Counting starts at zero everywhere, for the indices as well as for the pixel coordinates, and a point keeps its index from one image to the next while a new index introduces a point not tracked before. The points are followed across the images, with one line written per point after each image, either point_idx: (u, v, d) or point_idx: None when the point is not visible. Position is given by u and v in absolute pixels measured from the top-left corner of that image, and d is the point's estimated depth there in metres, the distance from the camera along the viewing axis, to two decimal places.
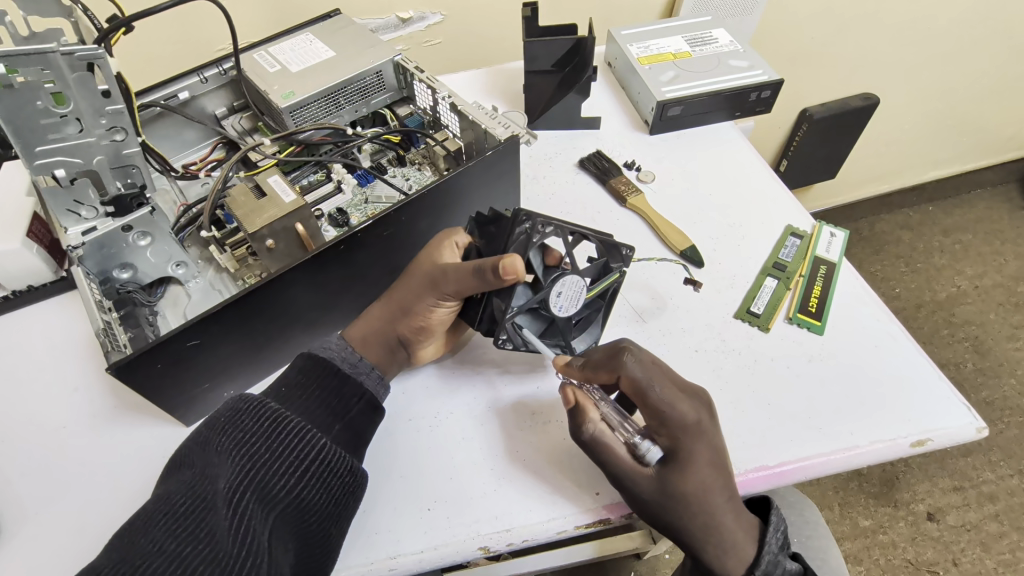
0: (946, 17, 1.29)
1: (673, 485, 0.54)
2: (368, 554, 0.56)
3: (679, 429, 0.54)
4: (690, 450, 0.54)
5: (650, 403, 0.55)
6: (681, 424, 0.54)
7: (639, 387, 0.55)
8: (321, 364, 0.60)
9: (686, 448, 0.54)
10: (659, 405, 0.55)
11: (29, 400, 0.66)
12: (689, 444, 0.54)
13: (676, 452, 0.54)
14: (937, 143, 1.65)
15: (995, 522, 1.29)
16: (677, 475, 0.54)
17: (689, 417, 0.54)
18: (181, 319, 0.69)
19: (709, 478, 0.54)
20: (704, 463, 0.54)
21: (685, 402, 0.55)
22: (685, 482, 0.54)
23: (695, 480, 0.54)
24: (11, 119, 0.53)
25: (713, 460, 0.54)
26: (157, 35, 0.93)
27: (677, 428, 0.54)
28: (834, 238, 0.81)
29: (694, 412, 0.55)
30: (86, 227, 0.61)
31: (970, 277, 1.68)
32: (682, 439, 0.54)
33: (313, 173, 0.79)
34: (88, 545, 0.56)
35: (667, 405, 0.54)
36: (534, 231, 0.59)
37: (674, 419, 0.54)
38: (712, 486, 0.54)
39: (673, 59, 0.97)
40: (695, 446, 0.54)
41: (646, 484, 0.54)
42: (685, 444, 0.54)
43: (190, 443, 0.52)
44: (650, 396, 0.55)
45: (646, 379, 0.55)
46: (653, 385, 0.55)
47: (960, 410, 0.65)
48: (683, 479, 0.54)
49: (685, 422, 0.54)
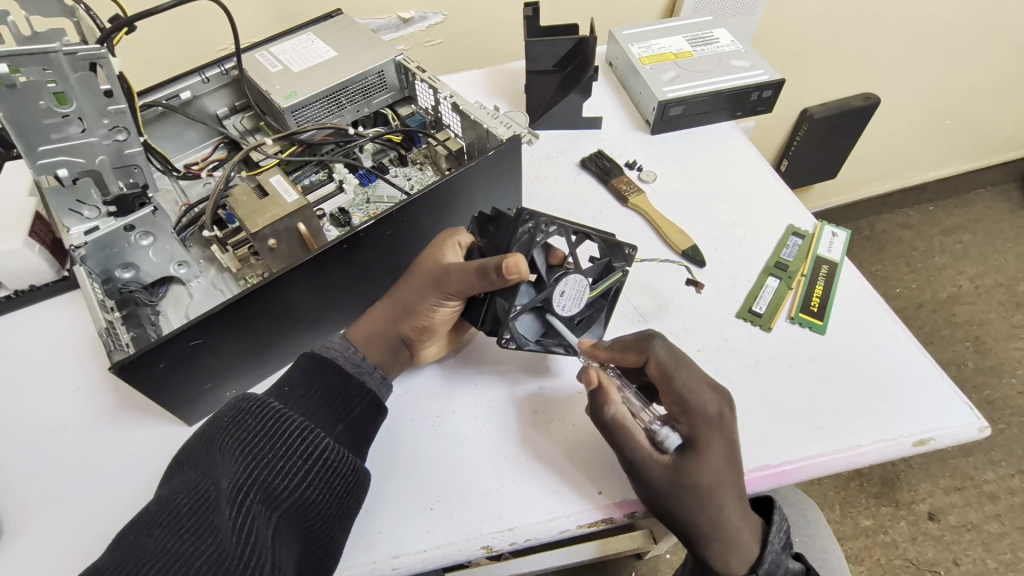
0: (946, 17, 1.29)
1: (688, 475, 0.54)
2: (371, 553, 0.56)
3: (700, 418, 0.54)
4: (710, 440, 0.54)
5: (673, 390, 0.56)
6: (703, 413, 0.54)
7: (666, 372, 0.56)
8: (324, 364, 0.60)
9: (706, 437, 0.54)
10: (683, 392, 0.55)
11: (30, 401, 0.66)
12: (708, 434, 0.54)
13: (696, 442, 0.54)
14: (937, 143, 1.65)
15: (996, 522, 1.29)
16: (693, 465, 0.54)
17: (712, 408, 0.55)
18: (183, 319, 0.69)
19: (723, 472, 0.54)
20: (721, 455, 0.54)
21: (708, 392, 0.55)
22: (699, 473, 0.54)
23: (710, 471, 0.54)
24: (13, 119, 0.53)
25: (728, 453, 0.54)
26: (157, 35, 0.93)
27: (698, 417, 0.54)
28: (834, 238, 0.81)
29: (716, 403, 0.55)
30: (88, 227, 0.61)
31: (970, 277, 1.68)
32: (702, 429, 0.54)
33: (315, 173, 0.79)
34: (90, 545, 0.56)
35: (692, 392, 0.55)
36: (537, 231, 0.59)
37: (697, 408, 0.54)
38: (724, 481, 0.54)
39: (673, 59, 0.97)
40: (714, 437, 0.54)
41: (662, 471, 0.54)
42: (705, 434, 0.54)
43: (192, 443, 0.52)
44: (676, 382, 0.55)
45: (674, 365, 0.56)
46: (680, 373, 0.56)
47: (961, 409, 0.65)
48: (699, 470, 0.54)
49: (707, 412, 0.54)
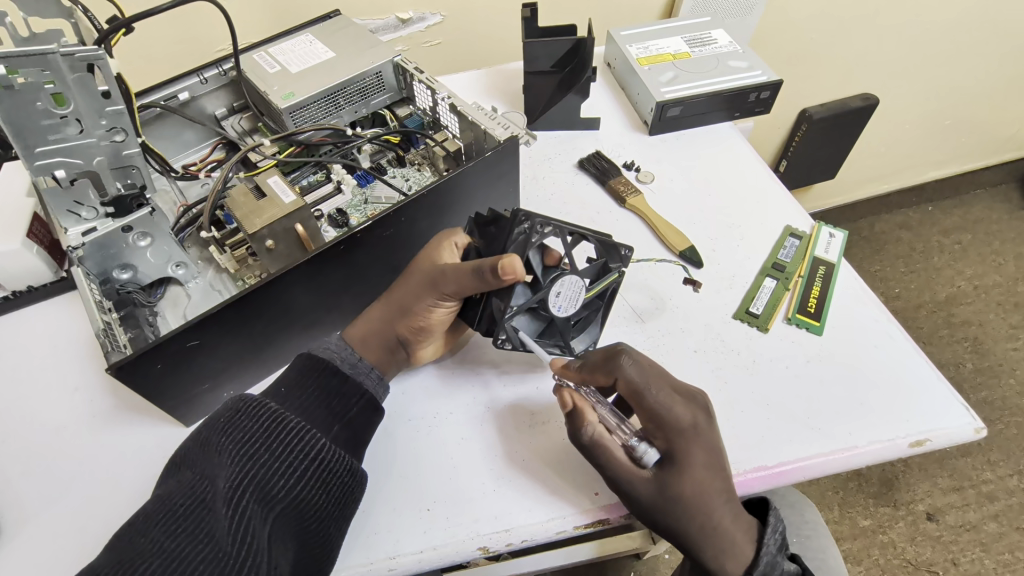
0: (944, 18, 1.29)
1: (671, 487, 0.54)
2: (367, 554, 0.56)
3: (675, 430, 0.55)
4: (686, 451, 0.54)
5: (647, 405, 0.56)
6: (676, 426, 0.55)
7: (636, 388, 0.56)
8: (322, 364, 0.60)
9: (683, 448, 0.54)
10: (655, 406, 0.55)
11: (29, 401, 0.66)
12: (685, 446, 0.54)
13: (674, 454, 0.55)
14: (936, 144, 1.65)
15: (995, 522, 1.29)
16: (675, 476, 0.54)
17: (685, 419, 0.55)
18: (181, 319, 0.69)
19: (706, 480, 0.54)
20: (701, 464, 0.54)
21: (681, 404, 0.56)
22: (682, 484, 0.54)
23: (692, 481, 0.54)
24: (11, 119, 0.53)
25: (710, 461, 0.55)
26: (157, 35, 0.93)
27: (673, 430, 0.55)
28: (833, 239, 0.81)
29: (689, 414, 0.55)
30: (86, 228, 0.62)
31: (970, 277, 1.68)
32: (677, 441, 0.55)
33: (313, 173, 0.80)
34: (88, 545, 0.56)
35: (663, 406, 0.55)
36: (533, 231, 0.59)
37: (669, 422, 0.55)
38: (711, 488, 0.54)
39: (672, 59, 0.97)
40: (692, 448, 0.54)
41: (645, 486, 0.55)
42: (681, 445, 0.55)
43: (190, 443, 0.52)
44: (648, 397, 0.56)
45: (643, 380, 0.56)
46: (650, 387, 0.56)
47: (958, 410, 0.65)
48: (681, 481, 0.54)
49: (681, 423, 0.55)
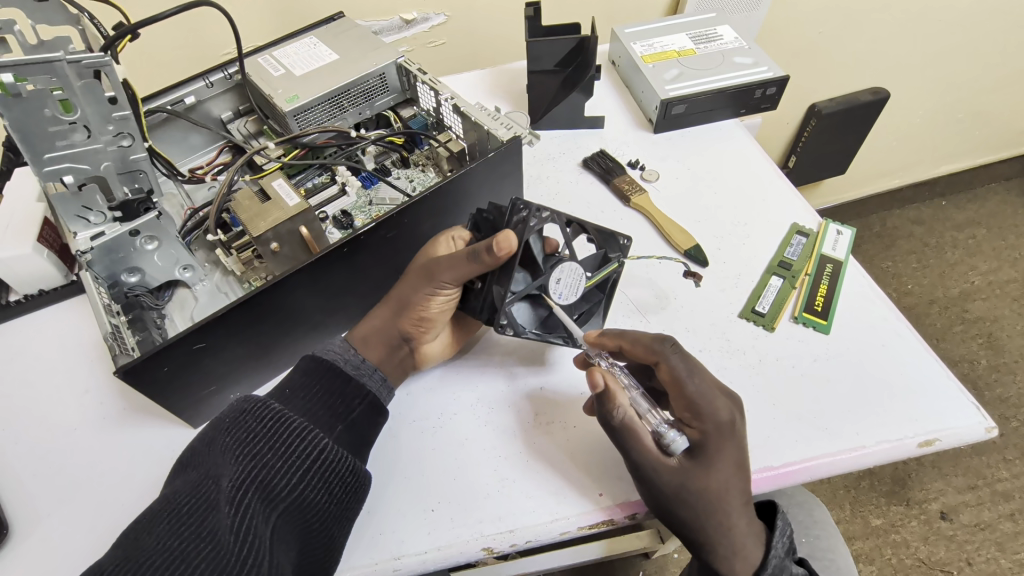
0: (957, 8, 1.27)
1: (696, 481, 0.54)
2: (373, 554, 0.56)
3: (712, 424, 0.54)
4: (718, 447, 0.54)
5: (685, 395, 0.55)
6: (715, 420, 0.54)
7: (677, 377, 0.56)
8: (326, 365, 0.61)
9: (717, 446, 0.54)
10: (695, 397, 0.55)
11: (43, 401, 0.68)
12: (720, 442, 0.54)
13: (706, 449, 0.54)
14: (949, 138, 1.63)
15: (1011, 521, 1.27)
16: (702, 471, 0.54)
17: (723, 415, 0.54)
18: (188, 321, 0.70)
19: (732, 479, 0.54)
20: (729, 463, 0.54)
21: (721, 400, 0.55)
22: (708, 481, 0.53)
23: (719, 479, 0.53)
24: (20, 127, 0.54)
25: (738, 460, 0.54)
26: (163, 40, 0.94)
27: (709, 424, 0.54)
28: (840, 236, 0.80)
29: (728, 412, 0.55)
30: (95, 232, 0.63)
31: (984, 273, 1.65)
32: (711, 434, 0.54)
33: (318, 176, 0.80)
34: (98, 543, 0.57)
35: (703, 398, 0.55)
36: (529, 216, 0.59)
37: (709, 415, 0.54)
38: (733, 489, 0.54)
39: (676, 56, 0.96)
40: (724, 446, 0.54)
41: (669, 478, 0.54)
42: (715, 441, 0.54)
43: (196, 443, 0.53)
44: (688, 386, 0.55)
45: (685, 371, 0.56)
46: (692, 377, 0.56)
47: (967, 410, 0.64)
48: (706, 477, 0.54)
49: (720, 419, 0.54)
